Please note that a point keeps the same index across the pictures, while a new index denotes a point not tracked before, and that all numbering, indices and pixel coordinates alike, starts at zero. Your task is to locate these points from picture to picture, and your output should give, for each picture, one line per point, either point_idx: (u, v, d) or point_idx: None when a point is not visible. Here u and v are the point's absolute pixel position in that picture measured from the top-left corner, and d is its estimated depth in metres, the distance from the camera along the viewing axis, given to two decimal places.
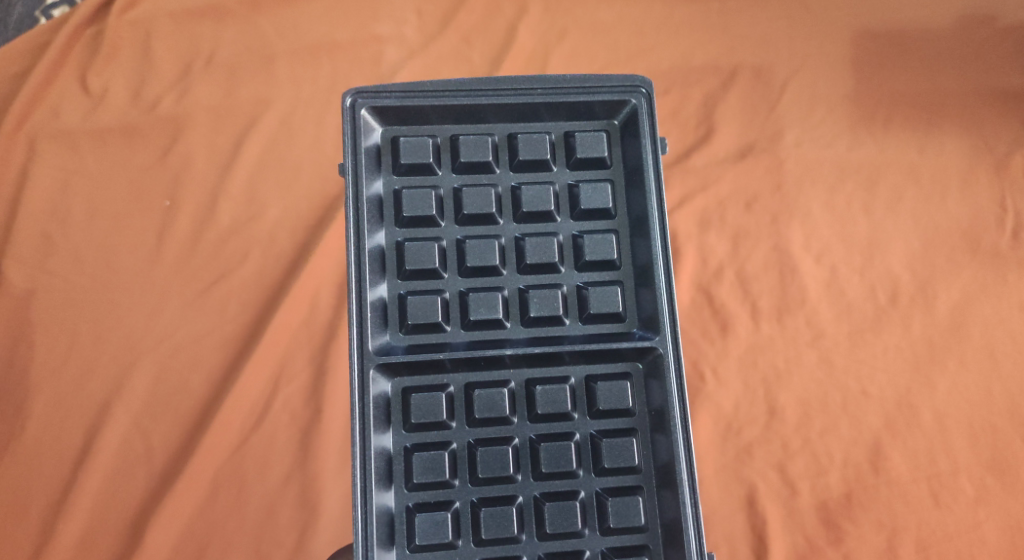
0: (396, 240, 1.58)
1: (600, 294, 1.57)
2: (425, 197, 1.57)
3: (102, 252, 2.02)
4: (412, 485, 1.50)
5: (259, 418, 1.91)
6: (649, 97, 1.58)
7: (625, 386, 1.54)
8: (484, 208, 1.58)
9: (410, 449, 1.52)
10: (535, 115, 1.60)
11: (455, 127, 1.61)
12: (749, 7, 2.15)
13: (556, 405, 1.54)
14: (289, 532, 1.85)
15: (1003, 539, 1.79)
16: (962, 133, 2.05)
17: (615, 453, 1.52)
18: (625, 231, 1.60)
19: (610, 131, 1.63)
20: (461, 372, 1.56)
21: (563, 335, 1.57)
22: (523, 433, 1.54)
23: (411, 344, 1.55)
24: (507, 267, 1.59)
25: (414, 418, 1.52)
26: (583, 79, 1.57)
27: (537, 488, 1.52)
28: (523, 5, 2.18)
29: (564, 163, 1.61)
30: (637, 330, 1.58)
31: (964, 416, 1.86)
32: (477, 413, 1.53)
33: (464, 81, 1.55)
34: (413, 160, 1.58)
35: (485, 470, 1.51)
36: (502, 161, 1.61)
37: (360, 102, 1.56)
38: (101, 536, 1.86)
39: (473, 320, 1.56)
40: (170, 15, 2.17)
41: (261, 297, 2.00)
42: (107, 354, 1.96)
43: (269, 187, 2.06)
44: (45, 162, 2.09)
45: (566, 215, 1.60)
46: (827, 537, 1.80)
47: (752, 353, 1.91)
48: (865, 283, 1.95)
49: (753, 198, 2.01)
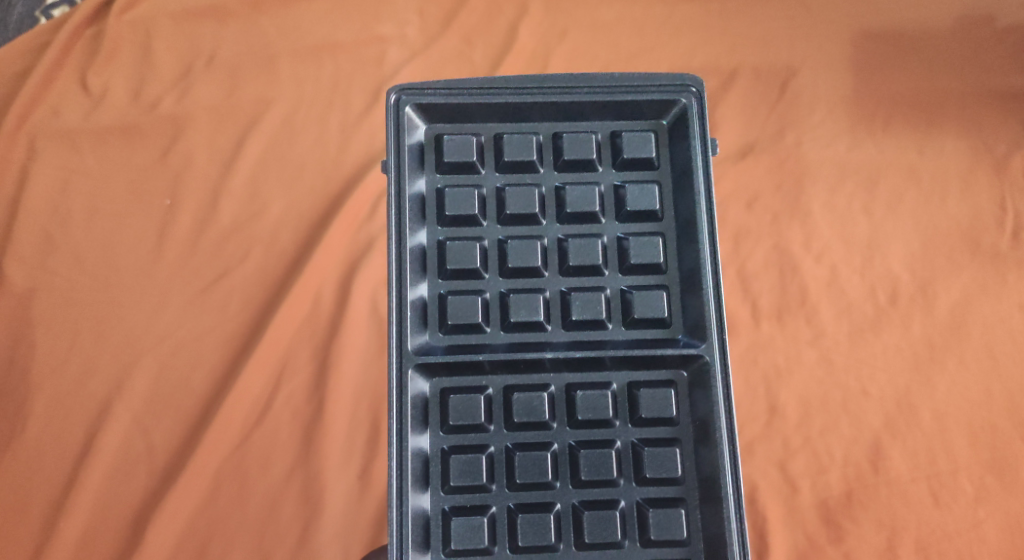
0: (437, 239, 1.59)
1: (644, 298, 1.57)
2: (468, 196, 1.59)
3: (103, 251, 2.02)
4: (448, 489, 1.51)
5: (261, 417, 1.91)
6: (699, 96, 1.59)
7: (669, 394, 1.55)
8: (527, 209, 1.60)
9: (448, 451, 1.52)
10: (581, 114, 1.62)
11: (500, 126, 1.63)
12: (750, 7, 2.15)
13: (597, 411, 1.54)
14: (289, 531, 1.85)
15: (1003, 539, 1.79)
16: (962, 134, 2.05)
17: (657, 463, 1.52)
18: (671, 234, 1.61)
19: (658, 131, 1.64)
20: (500, 375, 1.56)
21: (606, 339, 1.58)
22: (562, 439, 1.54)
23: (450, 344, 1.56)
24: (549, 269, 1.61)
25: (453, 419, 1.53)
26: (632, 78, 1.58)
27: (575, 496, 1.52)
28: (523, 4, 2.18)
29: (610, 163, 1.63)
30: (682, 336, 1.58)
31: (964, 416, 1.87)
32: (516, 416, 1.53)
33: (512, 78, 1.57)
34: (457, 159, 1.60)
35: (523, 475, 1.52)
36: (546, 161, 1.63)
37: (404, 99, 1.58)
38: (102, 535, 1.86)
39: (514, 322, 1.56)
40: (170, 15, 2.17)
41: (262, 296, 1.99)
42: (107, 353, 1.96)
43: (270, 186, 2.06)
44: (46, 162, 2.08)
45: (611, 217, 1.62)
46: (828, 536, 1.81)
47: (753, 352, 1.92)
48: (865, 283, 1.96)
49: (754, 198, 2.02)
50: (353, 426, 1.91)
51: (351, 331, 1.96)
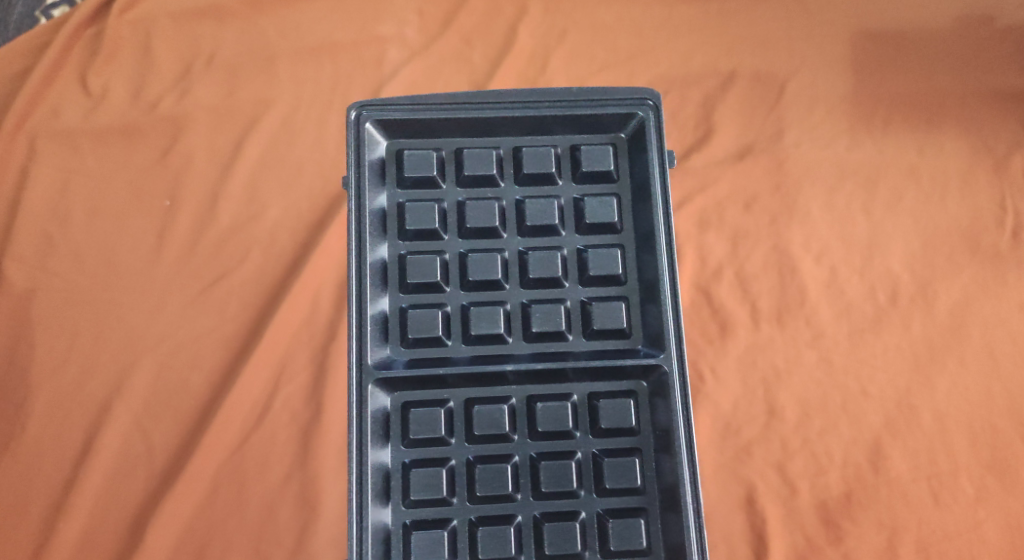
0: (399, 253, 1.60)
1: (604, 309, 1.58)
2: (428, 210, 1.60)
3: (102, 251, 2.03)
4: (409, 503, 1.51)
5: (259, 417, 1.91)
6: (657, 110, 1.60)
7: (629, 405, 1.55)
8: (487, 222, 1.61)
9: (408, 465, 1.52)
10: (542, 129, 1.63)
11: (460, 140, 1.64)
12: (750, 7, 2.15)
13: (557, 423, 1.54)
14: (288, 532, 1.85)
15: (1003, 539, 1.78)
16: (962, 134, 2.05)
17: (617, 473, 1.52)
18: (631, 246, 1.61)
19: (617, 144, 1.65)
20: (461, 387, 1.56)
21: (568, 351, 1.57)
22: (523, 451, 1.55)
23: (412, 358, 1.56)
24: (510, 281, 1.61)
25: (413, 433, 1.53)
26: (591, 92, 1.59)
27: (537, 508, 1.52)
28: (522, 5, 2.18)
29: (570, 177, 1.63)
30: (642, 346, 1.58)
31: (964, 416, 1.86)
32: (476, 429, 1.54)
33: (469, 93, 1.58)
34: (417, 174, 1.61)
35: (483, 488, 1.52)
36: (507, 175, 1.63)
37: (364, 115, 1.59)
38: (101, 535, 1.86)
39: (475, 335, 1.57)
40: (170, 15, 2.17)
41: (260, 297, 2.00)
42: (106, 354, 1.96)
43: (269, 186, 2.06)
44: (45, 163, 2.09)
45: (571, 230, 1.62)
46: (827, 536, 1.80)
47: (752, 353, 1.91)
48: (865, 283, 1.95)
49: (753, 198, 2.01)
50: None
51: (349, 331, 1.96)
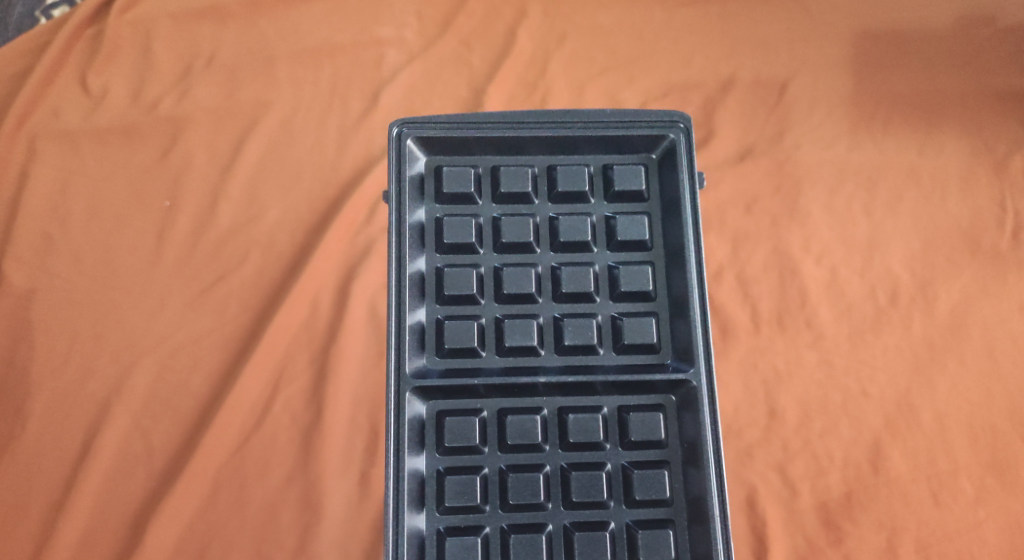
0: (436, 266, 1.60)
1: (634, 325, 1.59)
2: (464, 224, 1.61)
3: (102, 252, 2.02)
4: (443, 509, 1.51)
5: (260, 419, 1.91)
6: (687, 133, 1.61)
7: (658, 418, 1.55)
8: (522, 237, 1.61)
9: (442, 472, 1.52)
10: (573, 147, 1.64)
11: (497, 159, 1.64)
12: (750, 8, 2.15)
13: (588, 434, 1.54)
14: (289, 533, 1.85)
15: (1003, 539, 1.78)
16: (962, 135, 2.05)
17: (647, 484, 1.52)
18: (661, 264, 1.62)
19: (648, 164, 1.65)
20: (494, 398, 1.57)
21: (597, 364, 1.58)
22: (554, 461, 1.54)
23: (447, 368, 1.57)
24: (543, 295, 1.61)
25: (448, 441, 1.53)
26: (623, 113, 1.60)
27: (567, 517, 1.52)
28: (522, 6, 2.18)
29: (602, 195, 1.64)
30: (671, 362, 1.59)
31: (964, 417, 1.87)
32: (509, 438, 1.54)
33: (508, 114, 1.59)
34: (455, 190, 1.61)
35: (516, 496, 1.52)
36: (540, 192, 1.64)
37: (405, 132, 1.59)
38: (101, 537, 1.85)
39: (508, 347, 1.57)
40: (170, 16, 2.18)
41: (261, 299, 1.99)
42: (107, 354, 1.96)
43: (269, 187, 2.06)
44: (45, 163, 2.08)
45: (602, 246, 1.63)
46: (828, 537, 1.81)
47: (753, 354, 1.91)
48: (864, 284, 1.96)
49: (753, 200, 2.01)
50: (352, 428, 1.91)
51: (350, 332, 1.96)
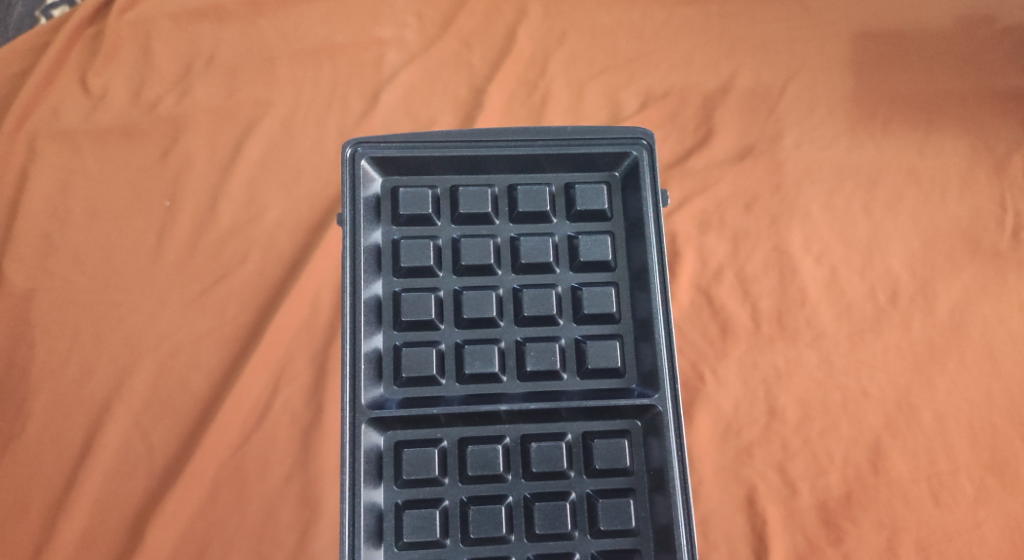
0: (393, 290, 1.60)
1: (598, 348, 1.58)
2: (423, 248, 1.60)
3: (102, 252, 2.02)
4: (402, 545, 1.51)
5: (259, 418, 1.91)
6: (650, 149, 1.61)
7: (623, 444, 1.55)
8: (482, 259, 1.61)
9: (401, 506, 1.53)
10: (538, 166, 1.64)
11: (456, 178, 1.64)
12: (749, 8, 2.16)
13: (551, 463, 1.54)
14: (288, 532, 1.85)
15: (1003, 539, 1.78)
16: (962, 134, 2.05)
17: (611, 514, 1.52)
18: (625, 283, 1.62)
19: (611, 182, 1.65)
20: (455, 427, 1.57)
21: (561, 391, 1.58)
22: (517, 491, 1.54)
23: (406, 398, 1.57)
24: (505, 318, 1.61)
25: (406, 474, 1.53)
26: (586, 131, 1.60)
27: (530, 550, 1.52)
28: (523, 6, 2.18)
29: (564, 215, 1.64)
30: (636, 387, 1.58)
31: (964, 417, 1.86)
32: (470, 470, 1.54)
33: (466, 132, 1.58)
34: (412, 212, 1.61)
35: (477, 529, 1.51)
36: (501, 212, 1.64)
37: (360, 152, 1.60)
38: (101, 537, 1.85)
39: (469, 374, 1.57)
40: (170, 16, 2.18)
41: (260, 298, 1.99)
42: (107, 354, 1.96)
43: (269, 187, 2.06)
44: (45, 163, 2.09)
45: (565, 267, 1.63)
46: (827, 537, 1.80)
47: (752, 353, 1.91)
48: (864, 283, 1.96)
49: (753, 199, 2.01)
50: None
51: None
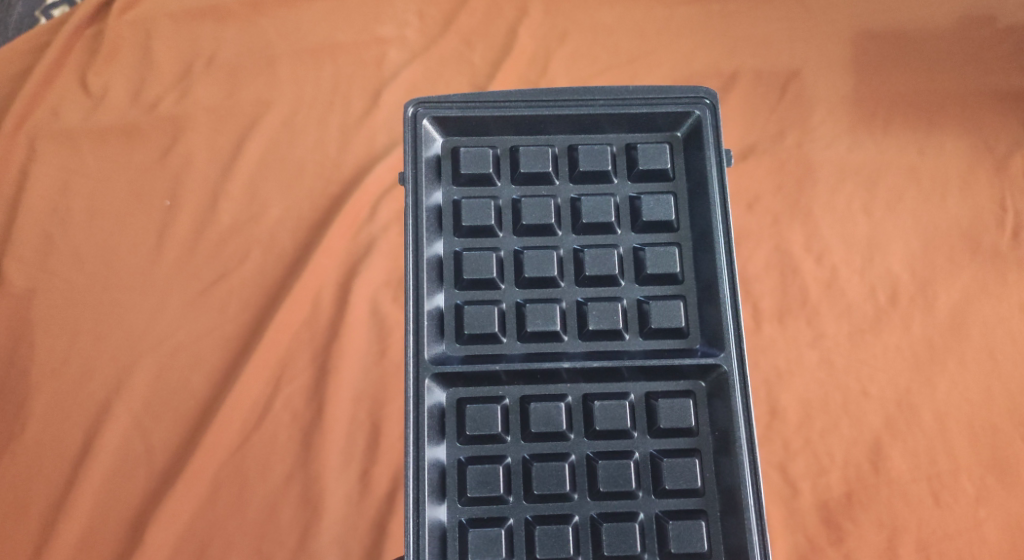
0: (454, 250, 1.56)
1: (661, 308, 1.53)
2: (483, 207, 1.56)
3: (103, 252, 2.02)
4: (465, 500, 1.46)
5: (261, 417, 1.91)
6: (714, 109, 1.56)
7: (688, 404, 1.50)
8: (543, 219, 1.56)
9: (464, 462, 1.48)
10: (599, 126, 1.59)
11: (516, 139, 1.60)
12: (751, 7, 2.16)
13: (615, 422, 1.50)
14: (290, 531, 1.84)
15: (1003, 538, 1.78)
16: (962, 134, 2.05)
17: (676, 474, 1.47)
18: (688, 245, 1.56)
19: (672, 143, 1.60)
20: (517, 385, 1.52)
21: (623, 349, 1.53)
22: (580, 451, 1.50)
23: (467, 355, 1.52)
24: (565, 279, 1.56)
25: (469, 430, 1.48)
26: (646, 90, 1.55)
27: (594, 508, 1.47)
28: (523, 5, 2.18)
29: (625, 175, 1.59)
30: (699, 346, 1.53)
31: (964, 416, 1.87)
32: (534, 427, 1.49)
33: (527, 91, 1.54)
34: (473, 171, 1.57)
35: (541, 486, 1.47)
36: (561, 172, 1.59)
37: (421, 112, 1.56)
38: (102, 536, 1.85)
39: (531, 332, 1.53)
40: (170, 15, 2.18)
41: (261, 298, 1.99)
42: (107, 354, 1.96)
43: (270, 186, 2.06)
44: (46, 163, 2.08)
45: (626, 227, 1.58)
46: (828, 536, 1.81)
47: (754, 353, 1.92)
48: (865, 283, 1.96)
49: (754, 199, 2.02)
50: (353, 426, 1.91)
51: (350, 330, 1.95)
